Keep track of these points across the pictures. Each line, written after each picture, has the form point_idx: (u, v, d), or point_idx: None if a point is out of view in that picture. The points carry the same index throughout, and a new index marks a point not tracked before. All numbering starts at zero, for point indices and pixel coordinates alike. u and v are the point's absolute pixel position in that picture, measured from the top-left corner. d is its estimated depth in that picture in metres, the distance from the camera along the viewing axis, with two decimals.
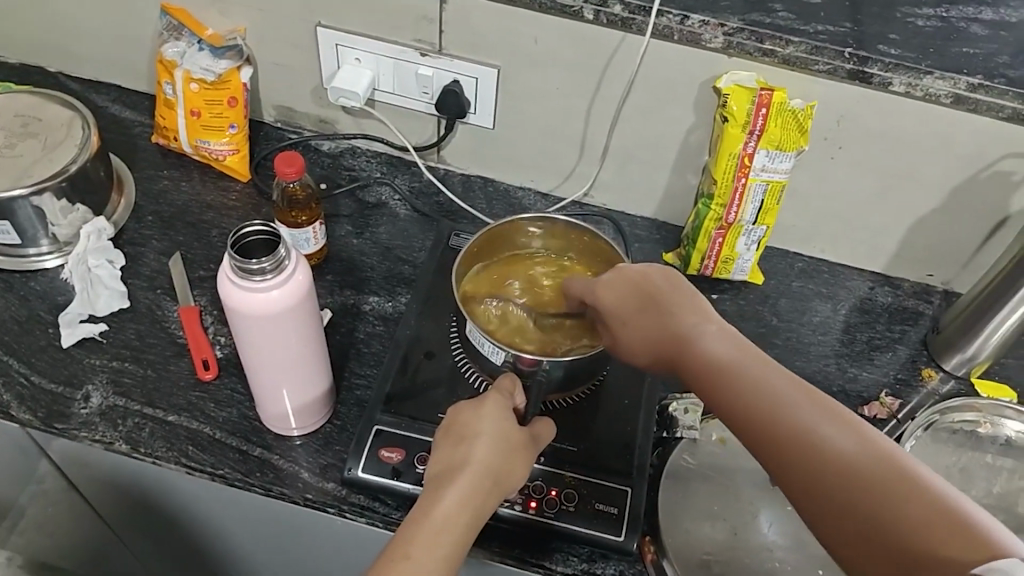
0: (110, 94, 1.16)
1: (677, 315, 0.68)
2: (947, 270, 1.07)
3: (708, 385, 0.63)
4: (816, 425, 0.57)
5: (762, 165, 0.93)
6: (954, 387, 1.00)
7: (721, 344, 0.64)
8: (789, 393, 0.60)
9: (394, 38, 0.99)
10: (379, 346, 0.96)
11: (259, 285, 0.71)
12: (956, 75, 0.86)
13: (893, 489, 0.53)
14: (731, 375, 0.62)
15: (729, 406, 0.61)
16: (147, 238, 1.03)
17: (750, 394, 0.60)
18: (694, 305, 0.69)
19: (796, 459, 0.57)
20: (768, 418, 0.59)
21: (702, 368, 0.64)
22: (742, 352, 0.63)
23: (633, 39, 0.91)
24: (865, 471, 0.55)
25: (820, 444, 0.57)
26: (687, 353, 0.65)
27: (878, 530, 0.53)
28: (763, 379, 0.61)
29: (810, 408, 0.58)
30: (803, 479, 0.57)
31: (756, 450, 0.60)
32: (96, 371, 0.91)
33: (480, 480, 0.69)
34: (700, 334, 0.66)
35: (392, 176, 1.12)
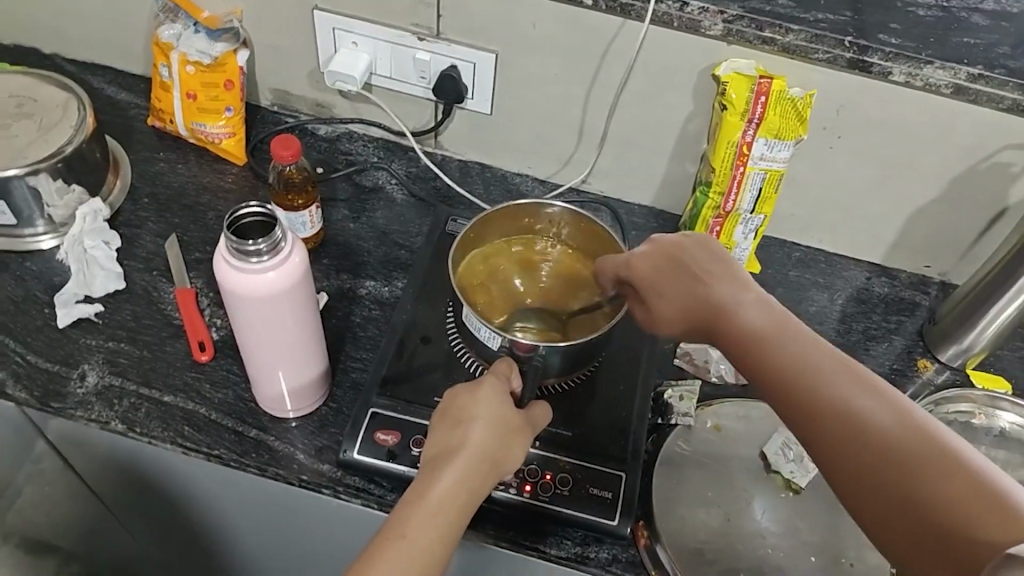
0: (107, 75, 1.16)
1: (713, 285, 0.69)
2: (943, 261, 1.07)
3: (744, 355, 0.64)
4: (855, 395, 0.58)
5: (760, 153, 0.93)
6: (949, 378, 1.00)
7: (759, 315, 0.65)
8: (827, 363, 0.60)
9: (392, 23, 0.98)
10: (375, 330, 0.96)
11: (255, 266, 0.71)
12: (956, 65, 0.85)
13: (926, 460, 0.54)
14: (771, 345, 0.63)
15: (766, 375, 0.62)
16: (144, 220, 1.02)
17: (788, 364, 0.61)
18: (734, 272, 0.69)
19: (832, 429, 0.58)
20: (804, 387, 0.60)
21: (740, 338, 0.65)
22: (781, 322, 0.64)
23: (632, 25, 0.91)
24: (901, 441, 0.55)
25: (856, 415, 0.57)
26: (724, 323, 0.66)
27: (910, 501, 0.54)
28: (801, 350, 0.62)
29: (844, 377, 0.59)
30: (838, 448, 0.57)
31: (791, 419, 0.61)
32: (92, 351, 0.91)
33: (472, 462, 0.69)
34: (738, 303, 0.66)
35: (389, 161, 1.12)
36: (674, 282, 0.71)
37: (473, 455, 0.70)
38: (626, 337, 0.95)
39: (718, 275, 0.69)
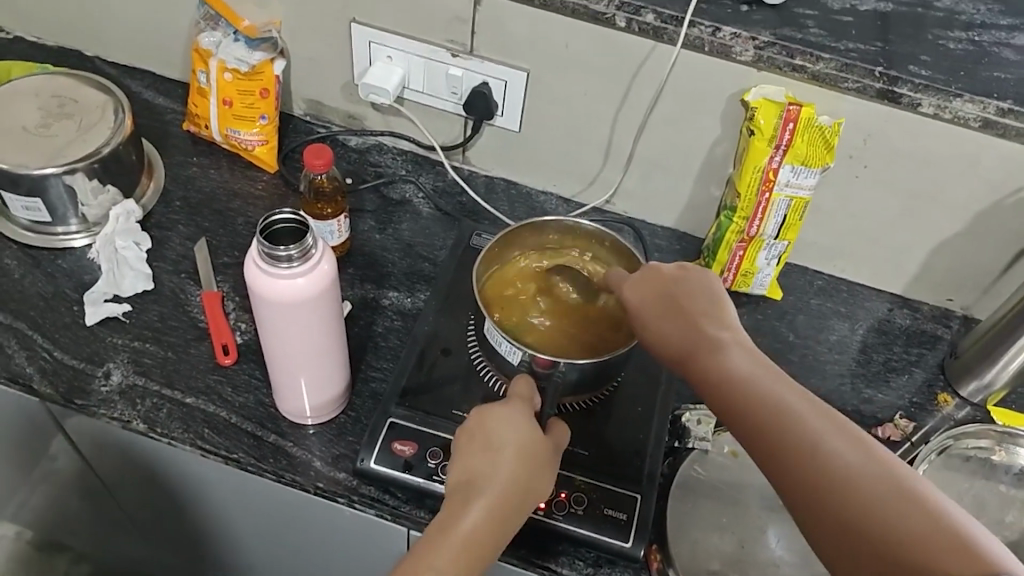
0: (144, 79, 1.18)
1: (701, 320, 0.71)
2: (967, 295, 1.06)
3: (722, 394, 0.66)
4: (830, 439, 0.60)
5: (786, 180, 0.93)
6: (969, 414, 0.99)
7: (742, 355, 0.67)
8: (804, 406, 0.62)
9: (426, 38, 1.00)
10: (396, 341, 0.97)
11: (285, 272, 0.73)
12: (986, 99, 0.86)
13: (901, 506, 0.56)
14: (749, 384, 0.65)
15: (744, 416, 0.64)
16: (174, 223, 1.04)
17: (765, 405, 0.63)
18: (722, 308, 0.72)
19: (807, 472, 0.59)
20: (781, 427, 0.61)
21: (719, 377, 0.66)
22: (763, 363, 0.66)
23: (664, 49, 0.92)
24: (875, 486, 0.57)
25: (832, 458, 0.59)
26: (706, 360, 0.68)
27: (884, 546, 0.55)
28: (780, 392, 0.63)
29: (818, 420, 0.61)
30: (813, 490, 0.59)
31: (765, 461, 0.62)
32: (117, 350, 0.93)
33: (507, 496, 0.70)
34: (722, 342, 0.69)
35: (417, 174, 1.13)
36: (665, 319, 0.73)
37: (507, 488, 0.71)
38: (645, 358, 0.95)
39: (705, 315, 0.71)
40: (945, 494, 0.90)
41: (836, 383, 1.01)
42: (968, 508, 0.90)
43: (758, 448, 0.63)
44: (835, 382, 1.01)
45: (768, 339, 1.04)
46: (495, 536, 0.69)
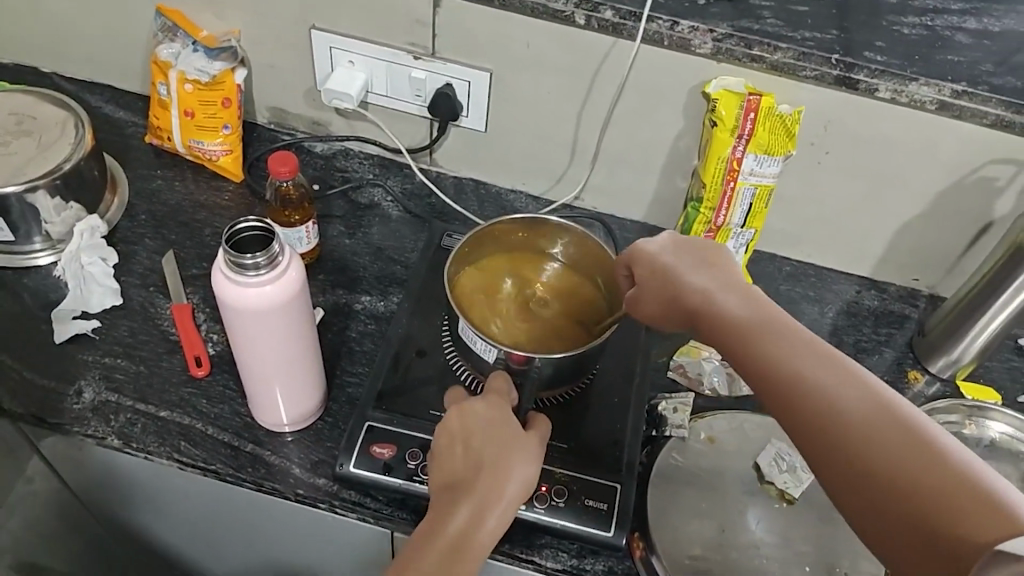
0: (104, 94, 1.17)
1: (710, 283, 0.73)
2: (932, 274, 1.08)
3: (738, 350, 0.67)
4: (839, 382, 0.61)
5: (750, 168, 0.94)
6: (938, 390, 1.01)
7: (746, 308, 0.69)
8: (815, 352, 0.64)
9: (387, 42, 1.00)
10: (371, 345, 0.97)
11: (253, 279, 0.72)
12: (940, 82, 0.87)
13: (910, 453, 0.55)
14: (762, 340, 0.66)
15: (755, 363, 0.65)
16: (141, 237, 1.03)
17: (775, 351, 0.65)
18: (729, 270, 0.75)
19: (817, 414, 0.60)
20: (795, 379, 0.62)
21: (729, 328, 0.69)
22: (769, 316, 0.68)
23: (624, 44, 0.93)
24: (883, 427, 0.57)
25: (841, 400, 0.60)
26: (713, 312, 0.71)
27: (892, 485, 0.55)
28: (790, 339, 0.65)
29: (830, 371, 0.62)
30: (823, 434, 0.60)
31: (777, 408, 0.63)
32: (88, 367, 0.91)
33: (498, 481, 0.71)
34: (726, 297, 0.71)
35: (385, 178, 1.13)
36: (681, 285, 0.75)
37: (498, 474, 0.72)
38: (620, 351, 0.96)
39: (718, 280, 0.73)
40: None
41: None
42: None
43: (770, 396, 0.64)
44: None
45: None
46: (480, 538, 0.69)
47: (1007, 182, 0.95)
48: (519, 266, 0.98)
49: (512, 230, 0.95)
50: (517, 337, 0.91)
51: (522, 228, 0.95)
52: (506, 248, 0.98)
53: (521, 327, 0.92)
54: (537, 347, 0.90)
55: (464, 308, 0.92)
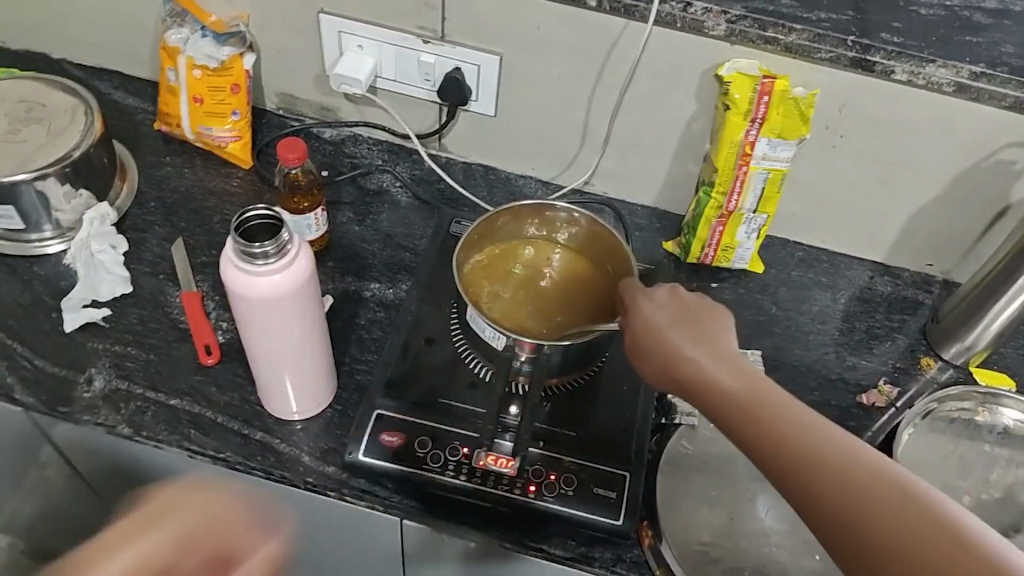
0: (112, 81, 1.16)
1: (705, 347, 0.67)
2: (947, 260, 1.07)
3: (737, 420, 0.61)
4: (850, 456, 0.56)
5: (763, 153, 0.93)
6: (952, 376, 1.00)
7: (744, 375, 0.63)
8: (822, 423, 0.58)
9: (396, 25, 0.99)
10: (380, 332, 0.97)
11: (261, 268, 0.72)
12: (958, 64, 0.86)
13: (932, 537, 0.51)
14: (764, 410, 0.60)
15: (761, 433, 0.59)
16: (150, 225, 1.03)
17: (781, 421, 0.59)
18: (726, 331, 0.69)
19: (832, 490, 0.55)
20: (802, 455, 0.57)
21: (729, 397, 0.62)
22: (766, 383, 0.62)
23: (636, 26, 0.91)
24: (897, 500, 0.53)
25: (855, 474, 0.55)
26: (711, 380, 0.64)
27: (910, 564, 0.51)
28: (793, 408, 0.60)
29: (838, 447, 0.57)
30: (835, 511, 0.54)
31: (782, 482, 0.58)
32: (99, 355, 0.92)
33: None
34: (718, 360, 0.65)
35: (393, 163, 1.12)
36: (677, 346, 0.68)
37: None
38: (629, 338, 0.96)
39: (713, 345, 0.67)
40: (930, 457, 0.92)
41: (820, 353, 1.02)
42: (954, 470, 0.91)
43: (776, 468, 0.58)
44: (819, 352, 1.02)
45: (750, 312, 1.04)
46: None
47: None
48: (524, 252, 0.97)
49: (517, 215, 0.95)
50: (529, 323, 0.91)
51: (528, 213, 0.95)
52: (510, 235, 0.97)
53: (531, 314, 0.92)
54: (551, 331, 0.91)
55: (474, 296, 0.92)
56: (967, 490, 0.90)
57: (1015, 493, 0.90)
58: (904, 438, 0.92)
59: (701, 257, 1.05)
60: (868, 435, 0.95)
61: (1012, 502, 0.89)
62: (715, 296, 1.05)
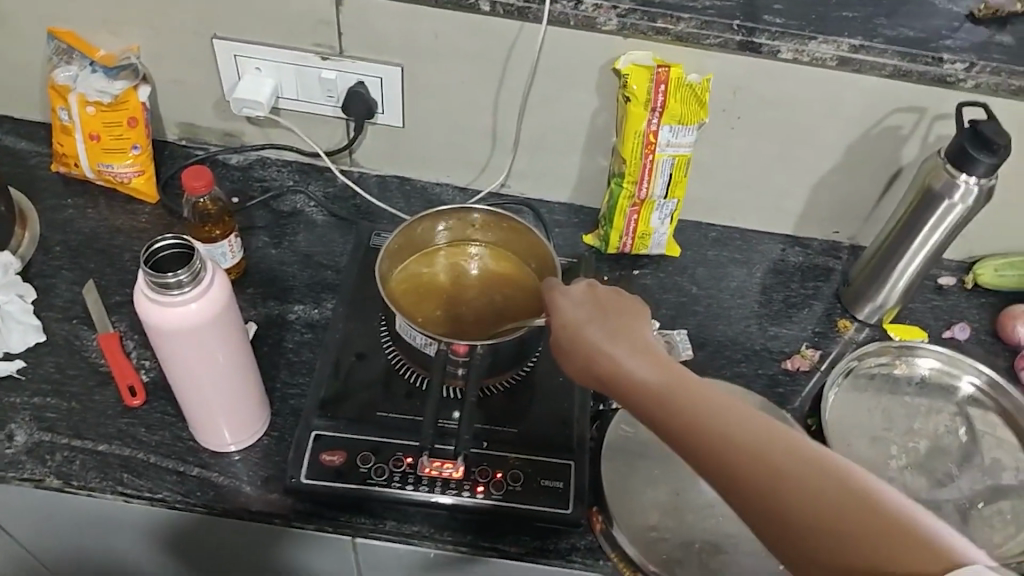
0: (3, 126, 1.12)
1: (626, 344, 0.68)
2: (850, 226, 1.12)
3: (661, 413, 0.62)
4: (775, 443, 0.56)
5: (667, 140, 0.96)
6: (869, 335, 1.05)
7: (664, 368, 0.64)
8: (745, 412, 0.59)
9: (294, 45, 0.98)
10: (309, 354, 0.95)
11: (178, 298, 0.71)
12: (838, 38, 0.90)
13: (853, 508, 0.52)
14: (686, 400, 0.61)
15: (685, 424, 0.60)
16: (58, 269, 1.00)
17: (702, 410, 0.60)
18: (644, 325, 0.70)
19: (755, 473, 0.56)
20: (726, 442, 0.57)
21: (650, 394, 0.63)
22: (688, 379, 0.63)
23: (531, 27, 0.93)
24: (822, 479, 0.54)
25: (779, 457, 0.56)
26: (632, 378, 0.65)
27: (834, 534, 0.52)
28: (713, 397, 0.61)
29: (757, 430, 0.58)
30: (763, 495, 0.55)
31: (711, 474, 0.58)
32: (17, 409, 0.88)
33: None
34: (642, 360, 0.66)
35: (306, 184, 1.11)
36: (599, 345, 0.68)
37: None
38: None
39: (634, 341, 0.68)
40: (857, 413, 0.96)
41: (743, 326, 1.05)
42: (881, 423, 0.96)
43: (702, 456, 0.58)
44: (742, 326, 1.05)
45: (673, 295, 1.07)
46: None
47: (911, 130, 0.99)
48: (451, 255, 0.98)
49: (440, 217, 0.95)
50: (458, 326, 0.92)
51: (451, 215, 0.95)
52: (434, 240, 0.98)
53: (460, 316, 0.93)
54: (480, 332, 0.92)
55: (401, 303, 0.93)
56: (896, 441, 0.94)
57: (938, 439, 0.95)
58: (831, 400, 0.96)
59: (620, 246, 1.08)
60: (796, 403, 0.98)
61: (937, 448, 0.94)
62: (638, 282, 1.08)
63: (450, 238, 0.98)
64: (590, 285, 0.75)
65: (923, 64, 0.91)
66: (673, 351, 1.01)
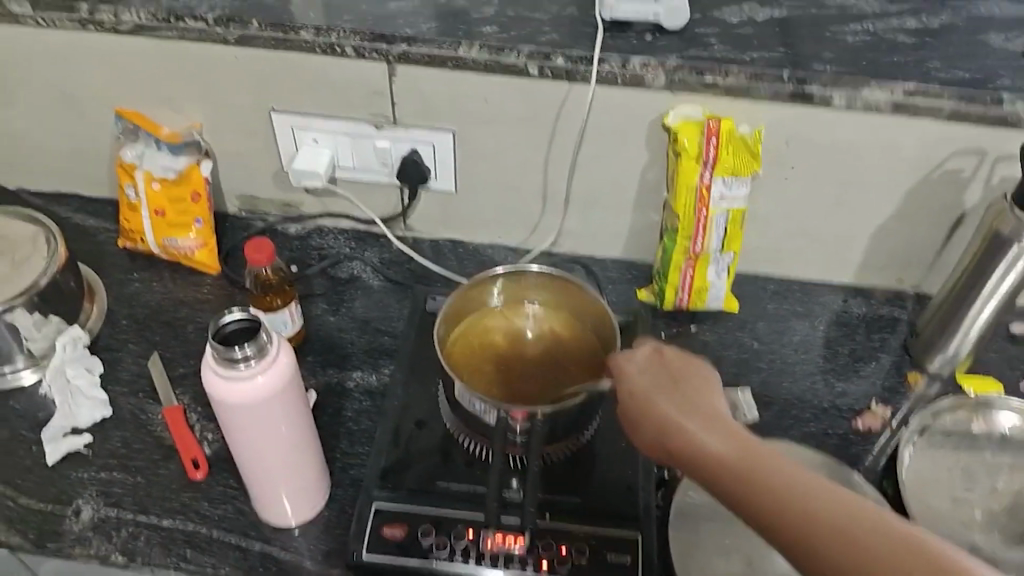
0: (73, 204, 1.16)
1: (694, 412, 0.67)
2: (915, 273, 1.09)
3: (732, 481, 0.61)
4: (848, 512, 0.56)
5: (720, 194, 0.95)
6: (940, 388, 1.01)
7: (735, 438, 0.64)
8: (818, 482, 0.59)
9: (348, 115, 1.00)
10: (368, 423, 0.95)
11: (244, 372, 0.72)
12: (891, 84, 0.89)
13: None
14: (758, 468, 0.61)
15: (758, 493, 0.59)
16: (124, 343, 1.02)
17: (774, 478, 0.59)
18: (712, 394, 0.70)
19: (832, 543, 0.55)
20: (801, 512, 0.57)
21: (721, 461, 0.62)
22: (758, 445, 0.63)
23: (579, 89, 0.94)
24: (898, 551, 0.53)
25: (857, 528, 0.55)
26: (703, 446, 0.64)
27: None
28: (786, 467, 0.61)
29: (832, 500, 0.57)
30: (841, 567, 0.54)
31: (783, 543, 0.58)
32: (85, 484, 0.90)
33: None
34: (712, 428, 0.65)
35: (362, 250, 1.13)
36: (668, 412, 0.68)
37: None
38: None
39: (702, 408, 0.68)
40: (935, 473, 0.92)
41: (808, 382, 1.02)
42: (959, 482, 0.91)
43: (775, 527, 0.58)
44: (806, 382, 1.02)
45: (734, 351, 1.05)
46: None
47: (973, 172, 0.96)
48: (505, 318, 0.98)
49: (491, 282, 0.95)
50: (523, 388, 0.92)
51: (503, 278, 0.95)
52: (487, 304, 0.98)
53: (523, 378, 0.93)
54: (545, 394, 0.91)
55: (463, 370, 0.92)
56: (977, 502, 0.90)
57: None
58: (906, 458, 0.92)
59: (676, 302, 1.06)
60: (868, 461, 0.95)
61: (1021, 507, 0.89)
62: (696, 339, 1.06)
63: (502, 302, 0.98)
64: (655, 351, 0.75)
65: (982, 105, 0.88)
66: (738, 411, 0.98)
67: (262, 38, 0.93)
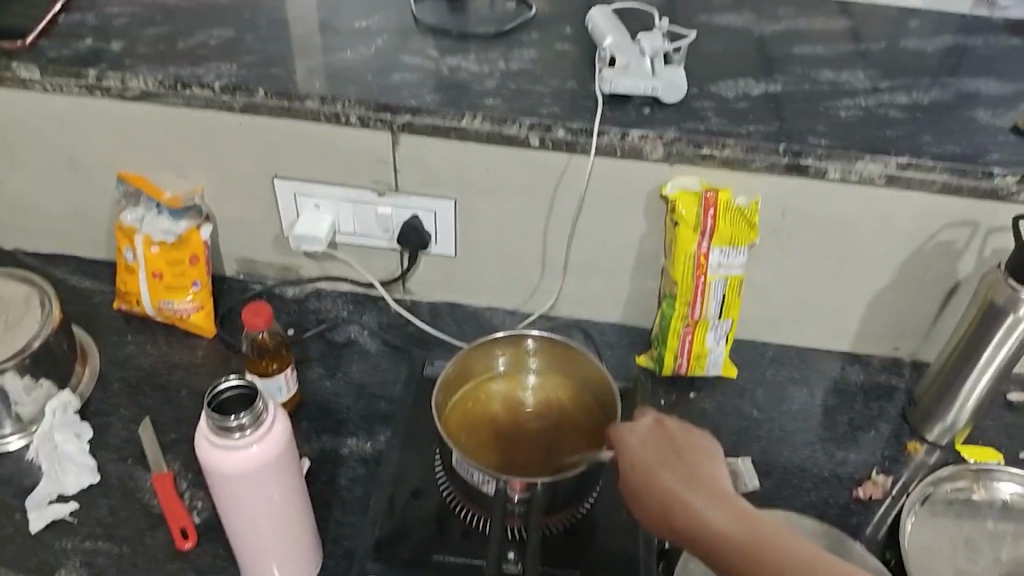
0: (69, 265, 1.16)
1: (699, 487, 0.66)
2: (911, 341, 1.09)
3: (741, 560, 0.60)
4: None
5: (718, 262, 0.96)
6: (940, 458, 1.01)
7: (742, 516, 0.63)
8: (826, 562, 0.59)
9: (350, 181, 1.01)
10: (362, 491, 0.93)
11: (239, 442, 0.71)
12: (885, 158, 0.91)
13: None
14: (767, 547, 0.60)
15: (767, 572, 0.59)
16: (115, 406, 1.00)
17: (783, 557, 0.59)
18: (714, 467, 0.70)
19: None
20: None
21: (729, 539, 0.61)
22: (762, 521, 0.63)
23: (579, 160, 0.95)
24: None
25: None
26: (709, 522, 0.63)
27: None
28: (793, 545, 0.60)
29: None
30: None
31: None
32: (68, 554, 0.87)
33: None
34: (717, 504, 0.65)
35: (359, 313, 1.13)
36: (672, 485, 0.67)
37: None
38: None
39: (707, 483, 0.67)
40: (938, 545, 0.90)
41: (808, 452, 1.01)
42: (963, 553, 0.90)
43: None
44: (807, 451, 1.01)
45: (732, 419, 1.04)
46: None
47: (965, 244, 0.97)
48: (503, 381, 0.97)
49: (491, 347, 0.94)
50: (521, 460, 0.91)
51: (503, 343, 0.94)
52: (485, 368, 0.96)
53: (522, 449, 0.92)
54: (544, 466, 0.90)
55: (461, 439, 0.91)
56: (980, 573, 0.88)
57: None
58: (908, 527, 0.91)
59: (675, 368, 1.06)
60: (869, 530, 0.93)
61: None
62: (695, 406, 1.05)
63: (502, 366, 0.97)
64: (655, 421, 0.74)
65: (974, 179, 0.90)
66: (739, 480, 0.97)
67: (267, 106, 0.95)
